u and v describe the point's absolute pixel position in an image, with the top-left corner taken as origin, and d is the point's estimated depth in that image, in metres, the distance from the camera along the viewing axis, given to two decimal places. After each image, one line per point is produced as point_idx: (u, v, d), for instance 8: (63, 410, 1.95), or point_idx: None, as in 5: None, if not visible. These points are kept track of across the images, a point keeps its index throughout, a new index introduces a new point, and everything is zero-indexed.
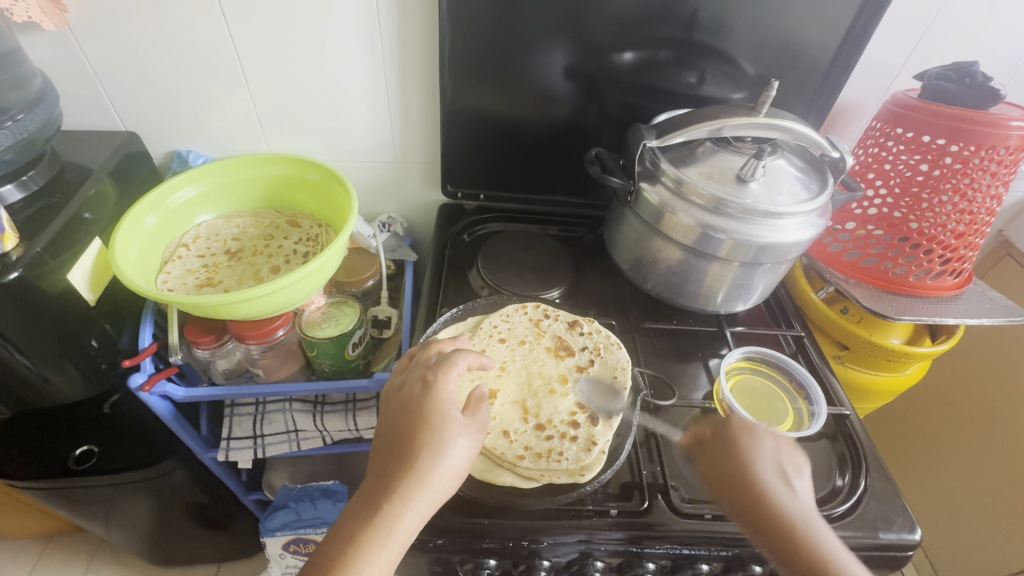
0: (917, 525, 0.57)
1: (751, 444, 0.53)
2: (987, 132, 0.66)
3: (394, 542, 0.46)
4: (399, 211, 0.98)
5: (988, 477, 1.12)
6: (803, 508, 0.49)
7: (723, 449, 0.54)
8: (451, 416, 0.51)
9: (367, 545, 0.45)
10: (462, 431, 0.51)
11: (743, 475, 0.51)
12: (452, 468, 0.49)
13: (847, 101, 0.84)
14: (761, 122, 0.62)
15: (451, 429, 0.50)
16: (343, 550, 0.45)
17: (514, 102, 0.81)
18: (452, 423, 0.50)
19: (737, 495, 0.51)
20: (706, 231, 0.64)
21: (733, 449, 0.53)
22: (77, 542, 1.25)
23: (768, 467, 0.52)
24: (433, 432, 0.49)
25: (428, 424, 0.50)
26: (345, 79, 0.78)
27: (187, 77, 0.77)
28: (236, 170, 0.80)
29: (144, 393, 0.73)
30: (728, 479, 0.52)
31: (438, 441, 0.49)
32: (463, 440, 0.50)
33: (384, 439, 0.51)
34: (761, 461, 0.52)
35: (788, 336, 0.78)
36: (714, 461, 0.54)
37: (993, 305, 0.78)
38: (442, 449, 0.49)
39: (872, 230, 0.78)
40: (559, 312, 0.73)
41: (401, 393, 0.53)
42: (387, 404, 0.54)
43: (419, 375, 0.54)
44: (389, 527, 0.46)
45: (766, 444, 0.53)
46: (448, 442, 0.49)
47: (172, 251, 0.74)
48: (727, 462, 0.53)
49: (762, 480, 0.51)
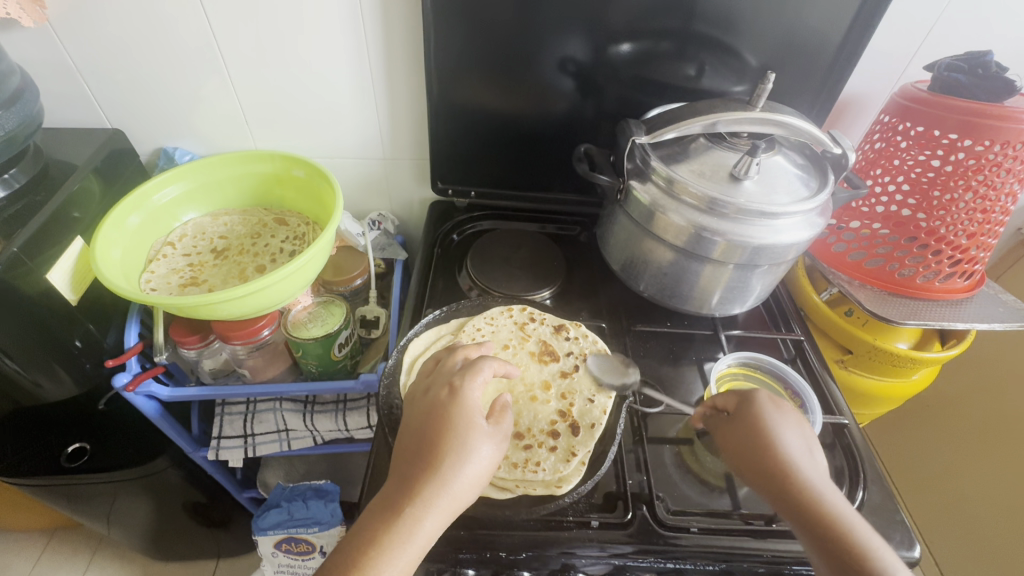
0: (915, 542, 0.54)
1: (780, 416, 0.53)
2: (1001, 126, 0.62)
3: (415, 547, 0.44)
4: (390, 208, 0.97)
5: (1001, 485, 1.09)
6: (823, 483, 0.49)
7: (742, 414, 0.54)
8: (476, 423, 0.50)
9: (389, 548, 0.43)
10: (485, 438, 0.49)
11: (763, 440, 0.52)
12: (475, 474, 0.48)
13: (853, 95, 0.80)
14: (757, 117, 0.59)
15: (478, 436, 0.49)
16: (362, 551, 0.43)
17: (506, 97, 0.79)
18: (478, 430, 0.49)
19: (755, 456, 0.51)
20: (699, 232, 0.61)
21: (762, 426, 0.52)
22: (78, 538, 1.26)
23: (789, 437, 0.52)
24: (463, 438, 0.48)
25: (453, 430, 0.48)
26: (333, 74, 0.77)
27: (172, 76, 0.76)
28: (223, 167, 0.79)
29: (129, 393, 0.73)
30: (747, 445, 0.52)
31: (464, 446, 0.48)
32: (486, 448, 0.49)
33: (407, 442, 0.49)
34: (783, 432, 0.52)
35: (787, 340, 0.75)
36: (728, 428, 0.55)
37: (1007, 309, 0.74)
38: (466, 456, 0.48)
39: (877, 230, 0.75)
40: (545, 315, 0.71)
41: (427, 398, 0.52)
42: (410, 407, 0.53)
43: (444, 381, 0.53)
44: (411, 531, 0.44)
45: (791, 424, 0.53)
46: (470, 449, 0.48)
47: (157, 250, 0.74)
48: (745, 428, 0.53)
49: (785, 449, 0.51)
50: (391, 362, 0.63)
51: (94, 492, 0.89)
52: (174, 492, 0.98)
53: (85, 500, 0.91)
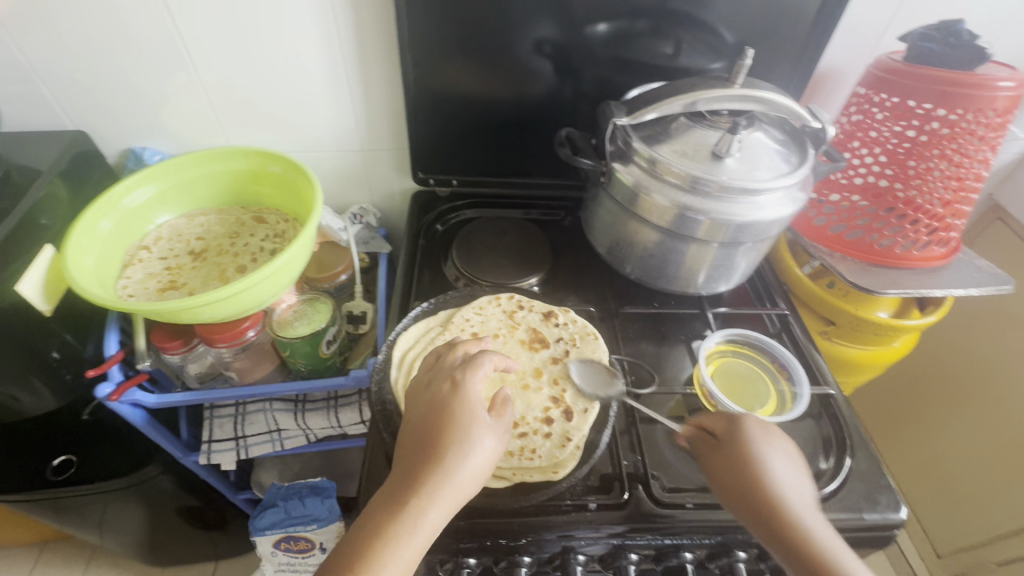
0: (901, 504, 0.56)
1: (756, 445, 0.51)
2: (973, 94, 0.63)
3: (419, 537, 0.44)
4: (371, 201, 0.95)
5: (978, 444, 1.14)
6: (809, 517, 0.46)
7: (725, 444, 0.52)
8: (478, 415, 0.49)
9: (394, 537, 0.43)
10: (488, 431, 0.49)
11: (746, 461, 0.50)
12: (480, 464, 0.47)
13: (828, 68, 0.81)
14: (737, 94, 0.58)
15: (481, 429, 0.49)
16: (369, 543, 0.43)
17: (483, 81, 0.78)
18: (479, 423, 0.49)
19: (740, 478, 0.49)
20: (683, 213, 0.61)
21: (740, 454, 0.50)
22: (71, 548, 1.25)
23: (777, 459, 0.50)
24: (468, 430, 0.48)
25: (455, 423, 0.48)
26: (303, 65, 0.75)
27: (136, 74, 0.74)
28: (195, 166, 0.77)
29: (113, 402, 0.71)
30: (734, 474, 0.50)
31: (466, 439, 0.48)
32: (488, 440, 0.49)
33: (411, 433, 0.49)
34: (769, 452, 0.50)
35: (772, 315, 0.76)
36: (714, 451, 0.53)
37: (981, 274, 0.76)
38: (469, 448, 0.47)
39: (856, 201, 0.75)
40: (534, 302, 0.70)
41: (429, 392, 0.51)
42: (413, 401, 0.52)
43: (445, 375, 0.52)
44: (415, 523, 0.44)
45: (773, 452, 0.50)
46: (474, 442, 0.48)
47: (133, 255, 0.72)
48: (731, 453, 0.51)
49: (773, 480, 0.48)
50: (381, 357, 0.62)
51: (84, 504, 0.88)
52: (167, 497, 0.97)
53: (75, 512, 0.89)
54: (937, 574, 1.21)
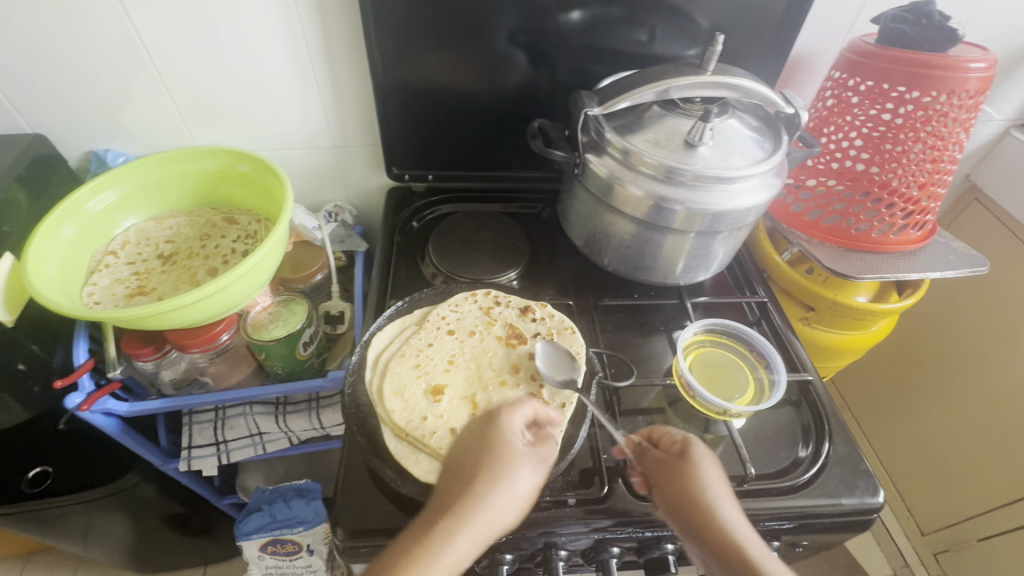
0: (879, 488, 0.56)
1: (692, 464, 0.49)
2: (945, 76, 0.63)
3: (445, 562, 0.41)
4: (346, 198, 0.93)
5: (963, 425, 1.14)
6: (750, 538, 0.45)
7: (665, 463, 0.51)
8: (513, 445, 0.49)
9: (420, 559, 0.41)
10: (523, 462, 0.48)
11: (689, 486, 0.48)
12: (518, 496, 0.46)
13: (804, 53, 0.80)
14: (710, 81, 0.58)
15: (517, 459, 0.48)
16: (395, 560, 0.41)
17: (457, 73, 0.76)
18: (513, 451, 0.48)
19: (681, 501, 0.48)
20: (658, 203, 0.60)
21: (678, 472, 0.49)
22: (57, 558, 1.23)
23: (717, 483, 0.48)
24: (505, 459, 0.48)
25: (490, 452, 0.48)
26: (269, 60, 0.73)
27: (95, 74, 0.71)
28: (161, 167, 0.75)
29: (84, 413, 0.69)
30: (675, 494, 0.48)
31: (502, 467, 0.47)
32: (523, 471, 0.47)
33: (450, 466, 0.50)
34: (712, 476, 0.49)
35: (752, 303, 0.76)
36: (658, 467, 0.51)
37: (957, 256, 0.76)
38: (507, 478, 0.46)
39: (832, 186, 0.75)
40: (510, 297, 0.69)
41: (471, 430, 0.52)
42: (456, 441, 0.53)
43: (486, 415, 0.54)
44: (442, 547, 0.42)
45: (710, 472, 0.49)
46: (507, 470, 0.47)
47: (99, 260, 0.70)
48: (674, 473, 0.49)
49: (712, 499, 0.47)
50: (355, 358, 0.61)
51: (62, 516, 0.86)
52: (150, 505, 0.95)
53: (54, 524, 0.88)
54: (921, 551, 1.23)
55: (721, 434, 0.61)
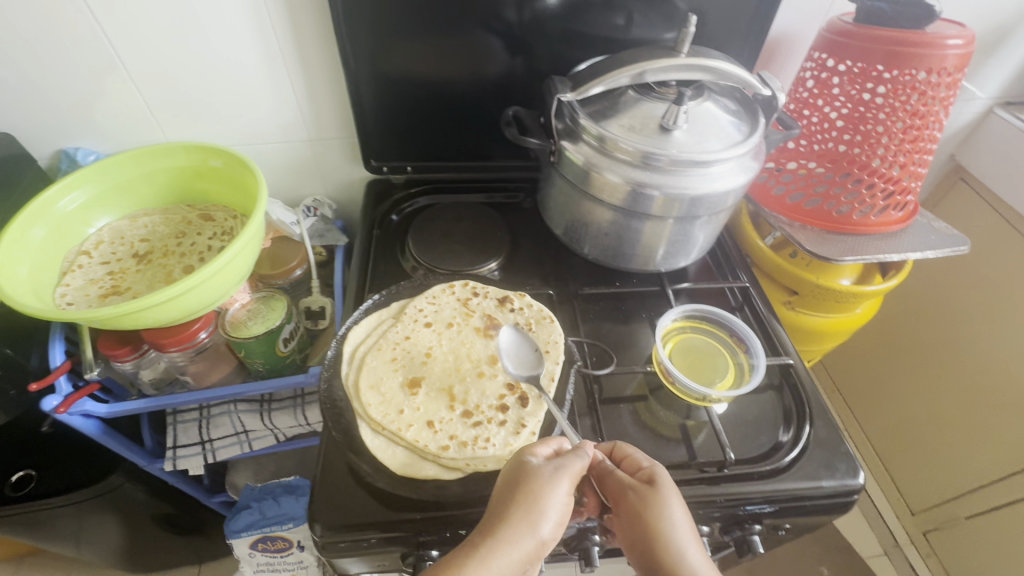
0: (859, 470, 0.56)
1: (655, 507, 0.47)
2: (922, 54, 0.62)
3: None
4: (325, 192, 0.92)
5: (951, 406, 1.15)
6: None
7: (626, 502, 0.48)
8: (536, 467, 0.47)
9: None
10: (554, 480, 0.46)
11: (650, 525, 0.47)
12: (552, 518, 0.45)
13: (784, 34, 0.79)
14: (683, 64, 0.57)
15: (549, 490, 0.45)
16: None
17: (432, 62, 0.75)
18: (539, 473, 0.46)
19: (639, 537, 0.47)
20: (636, 190, 0.60)
21: (639, 514, 0.47)
22: (49, 560, 1.23)
23: (680, 521, 0.47)
24: (533, 493, 0.45)
25: (519, 477, 0.46)
26: (239, 52, 0.71)
27: (59, 70, 0.69)
28: (133, 165, 0.73)
29: (62, 415, 0.68)
30: (636, 533, 0.47)
31: (534, 499, 0.44)
32: (557, 490, 0.45)
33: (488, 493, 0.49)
34: (676, 514, 0.47)
35: (734, 288, 0.75)
36: (619, 501, 0.49)
37: (939, 236, 0.75)
38: (541, 509, 0.44)
39: (813, 168, 0.75)
40: (488, 288, 0.69)
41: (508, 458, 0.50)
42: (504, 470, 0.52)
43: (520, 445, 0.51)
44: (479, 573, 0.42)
45: (674, 513, 0.47)
46: (535, 492, 0.45)
47: (72, 260, 0.69)
48: (633, 515, 0.48)
49: (674, 541, 0.46)
50: (331, 354, 0.60)
51: (48, 519, 0.86)
52: (138, 505, 0.95)
53: (41, 527, 0.87)
54: (911, 531, 1.24)
55: (701, 420, 0.61)
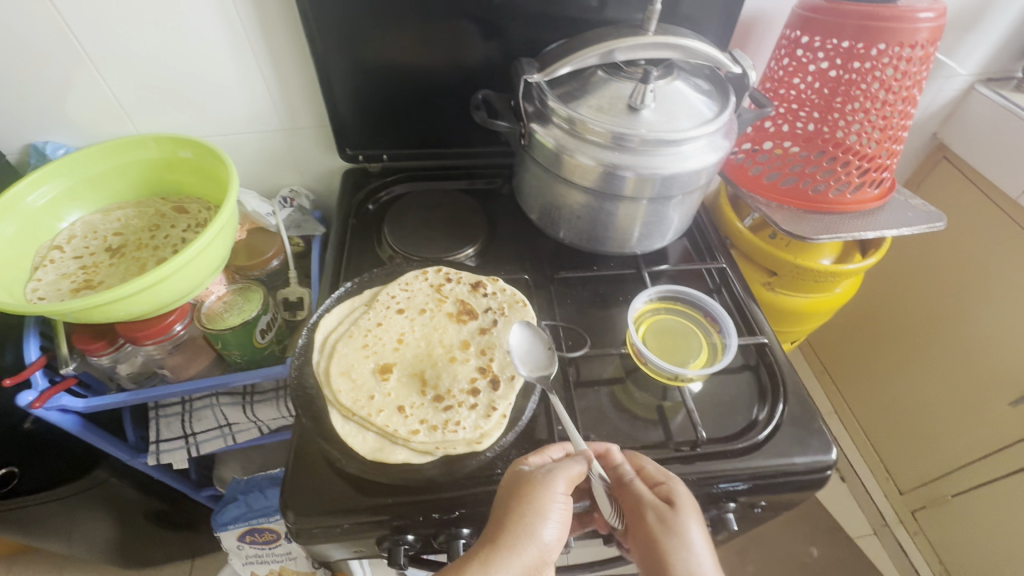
0: (832, 446, 0.56)
1: (670, 527, 0.48)
2: (892, 27, 0.62)
3: None
4: (302, 182, 0.92)
5: (937, 386, 1.16)
6: None
7: (638, 517, 0.49)
8: (535, 476, 0.48)
9: None
10: (555, 491, 0.47)
11: (666, 545, 0.48)
12: (552, 523, 0.47)
13: (759, 13, 0.78)
14: (648, 42, 0.56)
15: (549, 493, 0.46)
16: None
17: (403, 47, 0.74)
18: (538, 482, 0.47)
19: (651, 555, 0.49)
20: (607, 171, 0.59)
21: (653, 535, 0.48)
22: (41, 558, 1.23)
23: (699, 544, 0.48)
24: (533, 497, 0.46)
25: (523, 486, 0.47)
26: (206, 40, 0.70)
27: (21, 63, 0.68)
28: (103, 158, 0.73)
29: (38, 410, 0.67)
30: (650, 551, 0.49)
31: (537, 507, 0.46)
32: (557, 499, 0.47)
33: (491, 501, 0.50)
34: (692, 535, 0.48)
35: (711, 270, 0.75)
36: (633, 520, 0.50)
37: (916, 212, 0.75)
38: (543, 516, 0.46)
39: (789, 147, 0.74)
40: (462, 274, 0.69)
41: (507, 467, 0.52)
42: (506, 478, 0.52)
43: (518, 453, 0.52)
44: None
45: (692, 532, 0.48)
46: (532, 499, 0.46)
47: (43, 255, 0.68)
48: (647, 535, 0.49)
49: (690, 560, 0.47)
50: (302, 342, 0.60)
51: (33, 516, 0.85)
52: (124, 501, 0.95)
53: (26, 525, 0.87)
54: (900, 511, 1.25)
55: (676, 401, 0.61)
